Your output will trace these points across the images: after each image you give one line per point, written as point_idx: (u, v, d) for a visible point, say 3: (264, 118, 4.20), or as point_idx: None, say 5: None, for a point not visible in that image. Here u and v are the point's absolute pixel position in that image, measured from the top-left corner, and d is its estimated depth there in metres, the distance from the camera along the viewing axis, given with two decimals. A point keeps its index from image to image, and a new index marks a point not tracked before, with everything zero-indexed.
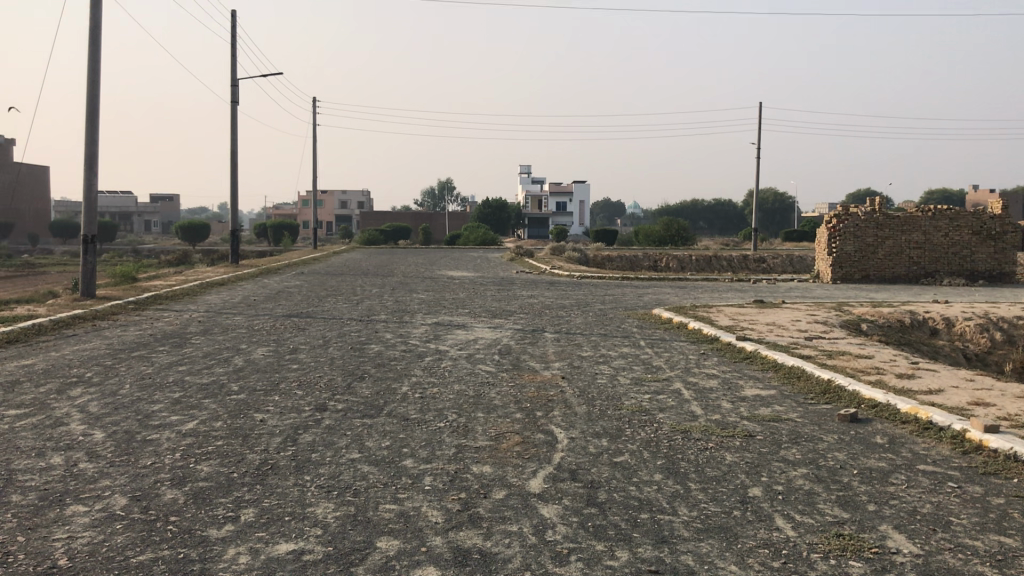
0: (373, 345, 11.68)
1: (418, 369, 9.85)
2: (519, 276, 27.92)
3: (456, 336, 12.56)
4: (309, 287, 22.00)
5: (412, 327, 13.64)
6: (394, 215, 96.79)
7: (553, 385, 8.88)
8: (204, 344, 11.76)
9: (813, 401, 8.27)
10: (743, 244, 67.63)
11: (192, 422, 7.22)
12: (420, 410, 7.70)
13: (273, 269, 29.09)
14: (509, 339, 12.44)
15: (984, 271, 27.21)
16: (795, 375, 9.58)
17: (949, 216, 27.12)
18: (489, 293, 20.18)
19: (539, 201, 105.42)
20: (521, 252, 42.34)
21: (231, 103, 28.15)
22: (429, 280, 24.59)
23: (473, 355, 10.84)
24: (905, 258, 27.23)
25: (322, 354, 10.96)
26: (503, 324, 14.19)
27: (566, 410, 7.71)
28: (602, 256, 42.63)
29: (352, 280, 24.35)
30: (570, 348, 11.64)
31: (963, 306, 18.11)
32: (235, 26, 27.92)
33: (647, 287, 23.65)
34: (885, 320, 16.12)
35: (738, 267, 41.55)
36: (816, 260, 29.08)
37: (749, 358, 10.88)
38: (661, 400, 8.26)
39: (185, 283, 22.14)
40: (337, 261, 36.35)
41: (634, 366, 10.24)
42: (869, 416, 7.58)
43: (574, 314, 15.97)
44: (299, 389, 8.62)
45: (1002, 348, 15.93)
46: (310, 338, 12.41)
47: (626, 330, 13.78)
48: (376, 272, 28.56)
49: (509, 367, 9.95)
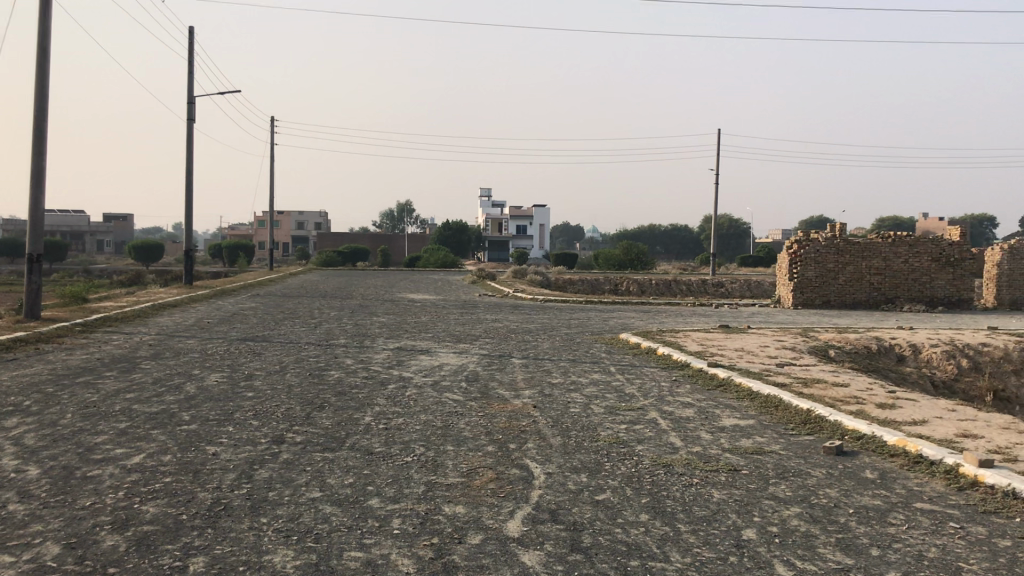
0: (333, 372, 11.16)
1: (382, 397, 9.36)
2: (481, 299, 27.52)
3: (420, 362, 12.09)
4: (266, 309, 21.34)
5: (373, 352, 13.13)
6: (352, 236, 95.90)
7: (525, 415, 8.46)
8: (155, 370, 11.16)
9: (795, 432, 7.95)
10: (703, 269, 68.07)
11: (138, 456, 6.68)
12: (385, 442, 7.23)
13: (229, 291, 28.31)
14: (475, 365, 12.00)
15: (943, 297, 27.31)
16: (773, 403, 9.26)
17: (909, 242, 27.27)
18: (451, 317, 19.71)
19: (498, 224, 105.24)
20: (482, 275, 41.92)
21: (187, 120, 27.46)
22: (390, 303, 24.08)
23: (439, 383, 10.37)
24: (866, 284, 27.28)
25: (279, 381, 10.43)
26: (468, 349, 13.74)
27: (540, 443, 7.31)
28: (564, 279, 42.37)
29: (311, 303, 23.74)
30: (539, 374, 11.23)
31: (929, 333, 18.00)
32: (192, 43, 27.31)
33: (611, 311, 23.30)
34: (853, 347, 15.94)
35: (698, 292, 41.56)
36: (778, 284, 29.06)
37: (723, 386, 10.56)
38: (638, 431, 7.88)
39: (136, 304, 21.36)
40: (295, 282, 35.59)
41: (606, 394, 9.86)
42: (854, 449, 7.27)
43: (540, 339, 15.55)
44: (256, 419, 8.11)
45: (969, 375, 15.81)
46: (266, 364, 11.84)
47: (595, 355, 13.40)
48: (335, 294, 27.95)
49: (478, 395, 9.49)
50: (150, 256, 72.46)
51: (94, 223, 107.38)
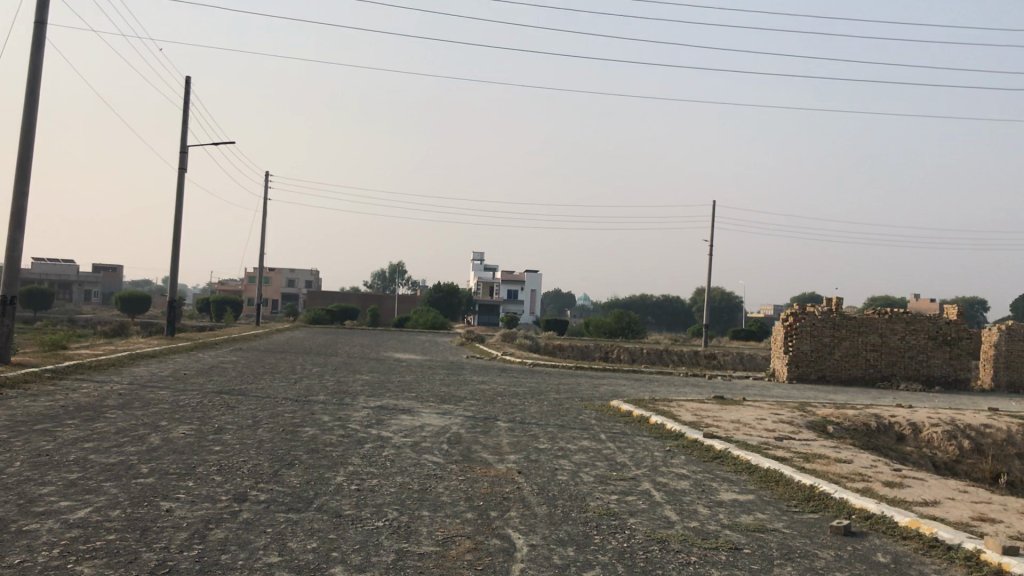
0: (308, 428, 10.55)
1: (357, 457, 8.77)
2: (469, 361, 26.92)
3: (401, 422, 11.49)
4: (246, 363, 20.68)
5: (352, 410, 12.52)
6: (343, 295, 95.36)
7: (508, 481, 7.88)
8: (119, 419, 10.55)
9: (798, 510, 7.39)
10: (694, 340, 67.64)
11: (83, 510, 6.08)
12: (355, 505, 6.66)
13: (212, 344, 27.61)
14: (459, 427, 11.40)
15: (939, 376, 26.87)
16: (773, 479, 8.70)
17: (906, 319, 26.92)
18: (437, 378, 19.13)
19: (490, 289, 105.04)
20: (471, 338, 41.35)
21: (178, 170, 27.15)
22: (375, 362, 23.47)
23: (419, 444, 9.77)
24: (862, 360, 26.82)
25: (250, 436, 9.83)
26: (452, 410, 13.17)
27: (524, 511, 6.75)
28: (553, 345, 41.81)
29: (294, 358, 23.11)
30: (526, 439, 10.64)
31: (928, 412, 17.45)
32: (188, 93, 27.19)
33: (601, 378, 22.71)
34: (851, 423, 15.38)
35: (689, 362, 41.05)
36: (773, 357, 28.58)
37: (720, 459, 9.99)
38: (631, 503, 7.31)
39: (113, 353, 20.70)
40: (281, 338, 34.88)
41: (595, 463, 9.28)
42: (863, 529, 6.73)
43: (528, 403, 14.95)
44: (220, 474, 7.53)
45: (972, 458, 15.24)
46: (240, 417, 11.24)
47: (584, 422, 12.80)
48: (319, 351, 27.30)
49: (460, 458, 8.91)
50: (136, 308, 71.63)
51: (83, 273, 106.72)
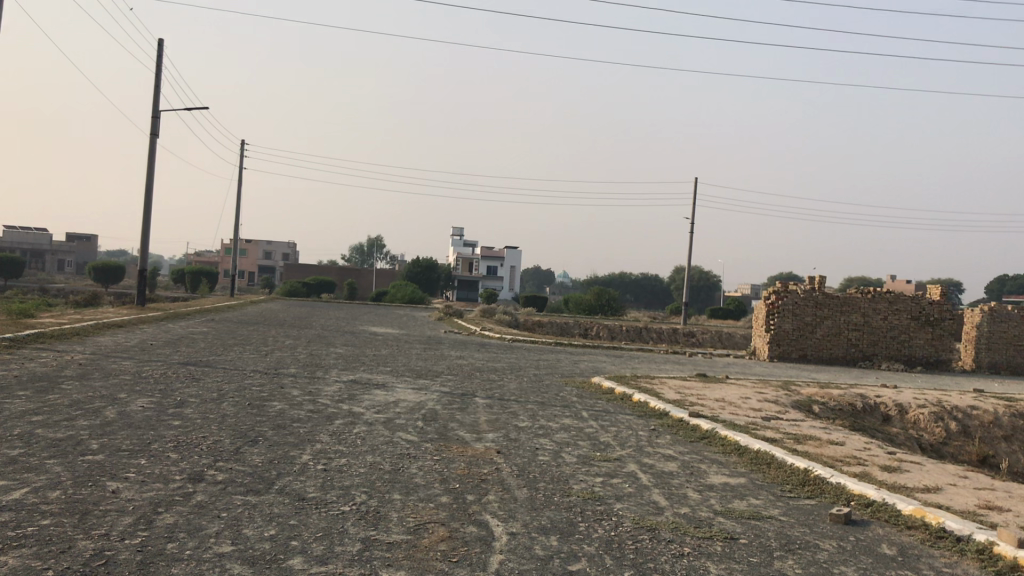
0: (275, 402, 10.03)
1: (325, 434, 8.26)
2: (446, 336, 26.42)
3: (374, 397, 10.99)
4: (217, 334, 20.07)
5: (324, 384, 12.01)
6: (321, 268, 94.38)
7: (486, 461, 7.42)
8: (75, 391, 9.97)
9: (793, 495, 6.97)
10: (674, 319, 67.44)
11: (18, 491, 5.53)
12: (320, 487, 6.15)
13: (184, 315, 26.96)
14: (434, 403, 10.92)
15: (921, 357, 26.66)
16: (764, 462, 8.29)
17: (889, 298, 26.68)
18: (414, 352, 18.65)
19: (469, 265, 104.40)
20: (449, 313, 40.82)
21: (150, 136, 26.34)
22: (350, 335, 22.90)
23: (392, 420, 9.28)
24: (844, 340, 26.55)
25: (214, 410, 9.30)
26: (428, 386, 12.68)
27: (503, 494, 6.28)
28: (532, 321, 41.37)
29: (266, 330, 22.51)
30: (505, 416, 10.16)
31: (914, 392, 17.16)
32: (161, 56, 26.33)
33: (581, 355, 22.30)
34: (836, 403, 15.03)
35: (668, 340, 40.79)
36: (754, 336, 28.24)
37: (707, 439, 9.54)
38: (616, 486, 6.86)
39: (79, 323, 20.02)
40: (255, 310, 34.19)
41: (578, 442, 8.82)
42: (864, 518, 6.31)
43: (507, 379, 14.49)
44: (175, 451, 6.99)
45: (958, 440, 14.94)
46: (204, 391, 10.69)
47: (565, 399, 12.36)
48: (293, 323, 26.71)
49: (435, 437, 8.42)
50: (110, 278, 70.34)
51: (57, 243, 105.11)
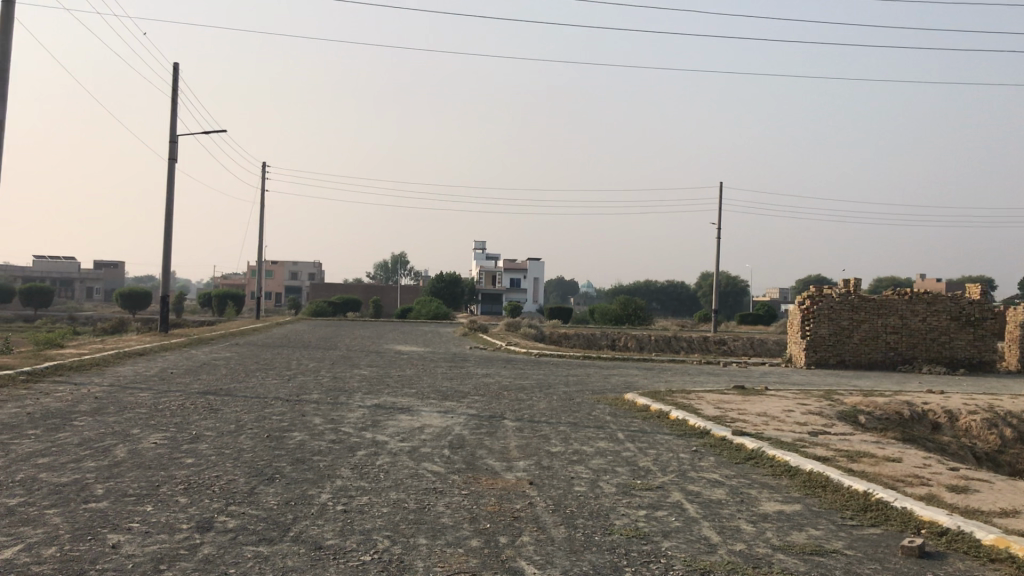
0: (295, 433, 9.54)
1: (347, 468, 7.75)
2: (473, 352, 25.91)
3: (398, 423, 10.48)
4: (239, 359, 19.64)
5: (347, 410, 11.51)
6: (345, 287, 94.28)
7: (519, 495, 6.88)
8: (86, 428, 9.51)
9: (855, 524, 6.38)
10: (702, 325, 66.51)
11: (10, 550, 5.05)
12: (340, 532, 5.64)
13: (207, 340, 26.59)
14: (462, 428, 10.38)
15: (963, 359, 25.77)
16: (818, 485, 7.68)
17: (927, 300, 25.90)
18: (439, 371, 18.11)
19: (494, 278, 104.01)
20: (475, 328, 40.31)
21: (169, 161, 26.07)
22: (375, 355, 22.41)
23: (418, 449, 8.76)
24: (883, 343, 25.77)
25: (230, 444, 8.82)
26: (456, 408, 12.15)
27: (539, 535, 5.74)
28: (559, 333, 40.78)
29: (290, 353, 22.07)
30: (537, 441, 9.60)
31: (963, 398, 16.41)
32: (176, 80, 26.10)
33: (612, 369, 21.65)
34: (883, 413, 14.35)
35: (698, 349, 40.06)
36: (788, 342, 27.52)
37: (754, 460, 8.94)
38: (662, 521, 6.29)
39: (99, 352, 19.66)
40: (279, 332, 33.84)
41: (617, 469, 8.25)
42: (940, 550, 5.71)
43: (537, 398, 13.92)
44: (185, 495, 6.50)
45: (1014, 447, 14.20)
46: (221, 422, 10.22)
47: (598, 418, 11.78)
48: (318, 344, 26.30)
49: (463, 468, 7.88)
50: (136, 304, 70.44)
51: (85, 270, 105.82)
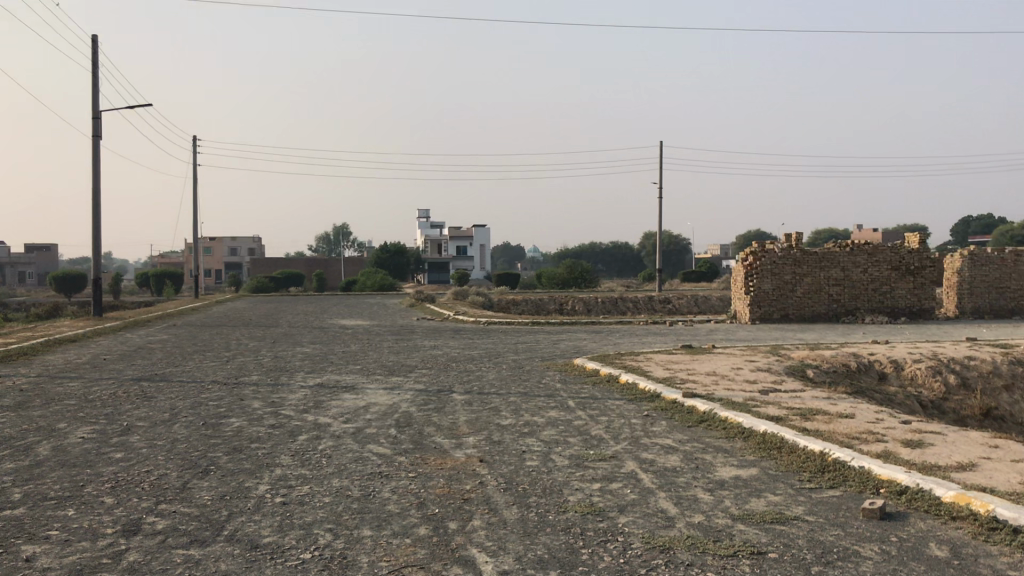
0: (233, 419, 9.13)
1: (287, 454, 7.38)
2: (419, 323, 25.53)
3: (341, 403, 10.11)
4: (177, 342, 18.99)
5: (288, 391, 11.10)
6: (287, 261, 92.76)
7: (468, 474, 6.60)
8: (8, 425, 8.97)
9: (813, 486, 6.23)
10: (649, 285, 66.90)
11: None
12: (278, 528, 5.29)
13: (143, 322, 25.76)
14: (408, 404, 10.05)
15: (903, 308, 26.25)
16: (774, 446, 7.53)
17: (868, 251, 26.14)
18: (384, 345, 17.70)
19: (438, 246, 103.25)
20: (420, 298, 39.85)
21: (93, 138, 25.03)
22: (317, 331, 21.91)
23: (363, 430, 8.41)
24: (826, 296, 25.99)
25: (163, 434, 8.39)
26: (402, 384, 11.81)
27: (491, 518, 5.46)
28: (506, 300, 40.51)
29: (229, 333, 21.47)
30: (486, 414, 9.32)
31: (908, 347, 16.55)
32: (95, 53, 24.99)
33: (560, 333, 21.45)
34: (830, 366, 14.38)
35: (644, 309, 40.18)
36: (733, 298, 27.55)
37: (706, 423, 8.77)
38: (617, 494, 6.05)
39: (28, 340, 18.85)
40: (218, 311, 33.03)
41: (568, 439, 8.00)
42: (901, 510, 5.56)
43: (485, 368, 13.64)
44: (110, 495, 6.08)
45: (959, 393, 14.35)
46: (154, 411, 9.75)
47: (548, 387, 11.55)
48: (259, 322, 25.66)
49: (410, 447, 7.57)
50: (70, 287, 68.44)
51: (15, 255, 102.59)
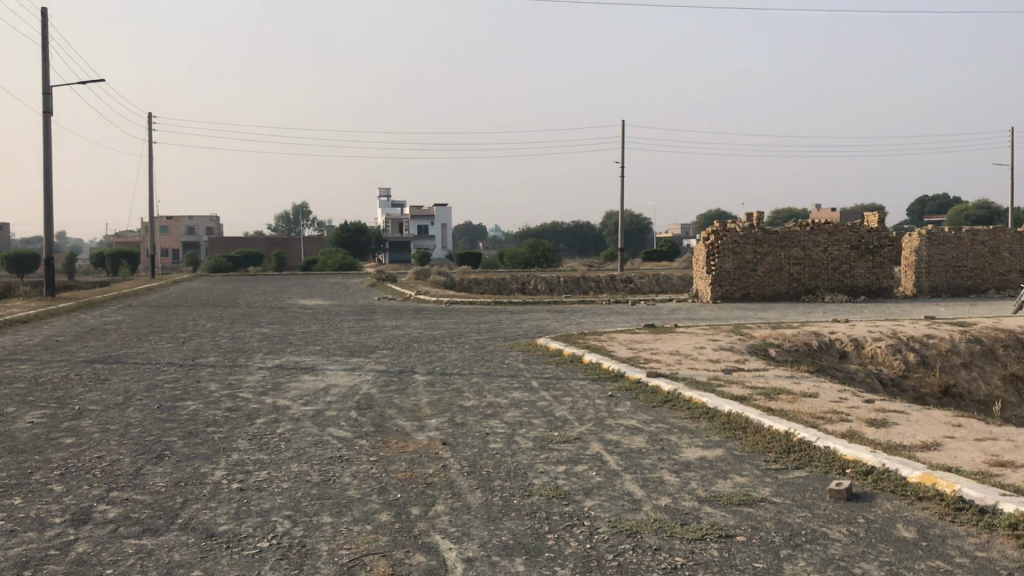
0: (189, 402, 8.90)
1: (244, 439, 7.19)
2: (381, 303, 25.31)
3: (301, 385, 9.91)
4: (132, 322, 18.61)
5: (246, 373, 10.87)
6: (246, 240, 91.63)
7: (430, 458, 6.47)
8: None
9: (779, 467, 6.19)
10: (611, 264, 67.07)
11: None
12: (235, 516, 5.12)
13: (97, 303, 25.23)
14: (369, 386, 9.89)
15: (862, 286, 26.50)
16: (738, 426, 7.49)
17: (828, 230, 26.31)
18: (345, 326, 17.48)
19: (400, 225, 102.61)
20: (382, 277, 39.54)
21: (43, 114, 24.36)
22: (277, 311, 21.60)
23: (323, 413, 8.24)
24: (786, 275, 26.16)
25: (116, 419, 8.15)
26: (363, 365, 11.63)
27: (455, 503, 5.34)
28: (468, 279, 40.34)
29: (187, 313, 21.08)
30: (449, 396, 9.18)
31: (867, 325, 16.69)
32: (45, 27, 24.29)
33: (523, 313, 21.34)
34: (792, 345, 14.44)
35: (607, 288, 40.25)
36: (695, 277, 27.62)
37: (671, 403, 8.72)
38: (583, 477, 5.96)
39: None
40: (175, 291, 32.49)
41: (532, 421, 7.90)
42: (867, 491, 5.53)
43: (448, 349, 13.49)
44: (60, 483, 5.87)
45: (917, 371, 14.49)
46: (107, 394, 9.49)
47: (512, 367, 11.44)
48: (218, 302, 25.26)
49: (371, 431, 7.41)
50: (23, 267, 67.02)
51: None
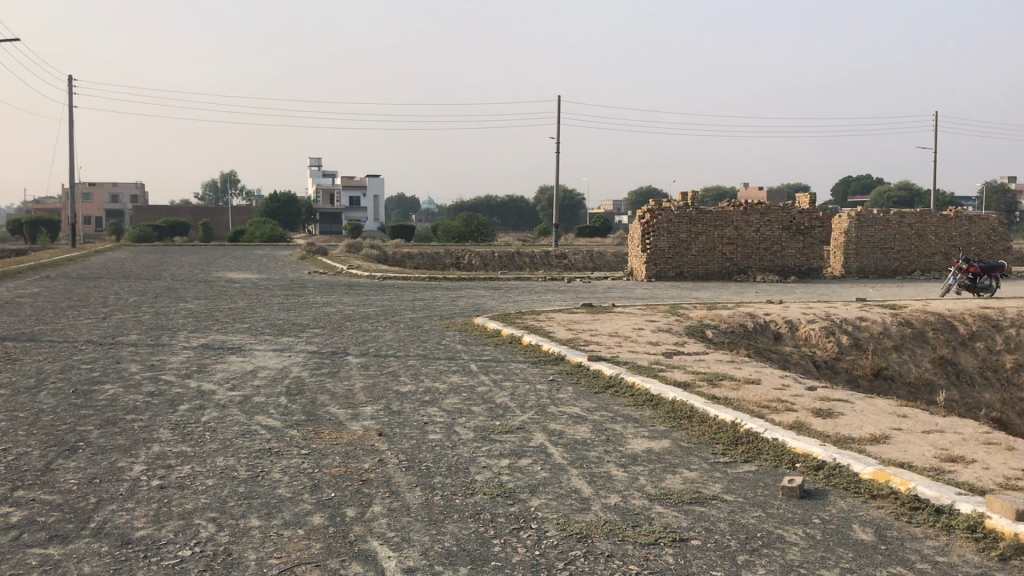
0: (106, 386, 8.37)
1: (166, 428, 6.74)
2: (312, 278, 24.68)
3: (227, 367, 9.44)
4: (49, 296, 17.72)
5: (170, 353, 10.34)
6: (172, 209, 89.09)
7: (366, 451, 6.12)
8: None
9: (728, 460, 6.01)
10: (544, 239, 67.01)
11: None
12: (154, 518, 4.73)
13: (12, 274, 24.07)
14: (299, 368, 9.47)
15: (793, 267, 26.79)
16: (684, 415, 7.30)
17: (761, 210, 26.45)
18: (275, 302, 16.92)
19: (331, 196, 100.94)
20: (313, 250, 38.70)
21: None
22: (203, 285, 20.84)
23: (251, 399, 7.81)
24: (719, 254, 26.28)
25: (26, 404, 7.59)
26: (293, 345, 11.18)
27: (393, 503, 5.02)
28: (402, 253, 39.75)
29: (108, 286, 20.19)
30: (384, 380, 8.82)
31: (801, 307, 16.78)
32: None
33: (458, 290, 21.01)
34: (728, 326, 14.40)
35: (541, 264, 40.09)
36: (630, 256, 27.54)
37: (613, 389, 8.50)
38: (527, 472, 5.69)
39: None
40: (96, 261, 31.21)
41: (472, 408, 7.60)
42: (820, 488, 5.37)
43: (381, 329, 13.08)
44: None
45: (850, 354, 14.58)
46: (18, 377, 8.89)
47: (448, 348, 11.13)
48: (142, 275, 24.33)
49: (302, 420, 7.02)
50: None
51: None
